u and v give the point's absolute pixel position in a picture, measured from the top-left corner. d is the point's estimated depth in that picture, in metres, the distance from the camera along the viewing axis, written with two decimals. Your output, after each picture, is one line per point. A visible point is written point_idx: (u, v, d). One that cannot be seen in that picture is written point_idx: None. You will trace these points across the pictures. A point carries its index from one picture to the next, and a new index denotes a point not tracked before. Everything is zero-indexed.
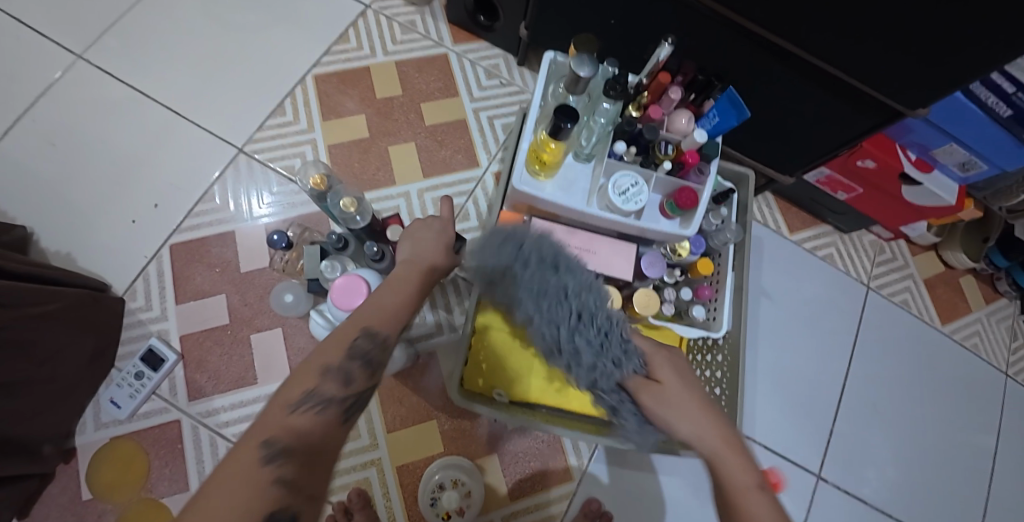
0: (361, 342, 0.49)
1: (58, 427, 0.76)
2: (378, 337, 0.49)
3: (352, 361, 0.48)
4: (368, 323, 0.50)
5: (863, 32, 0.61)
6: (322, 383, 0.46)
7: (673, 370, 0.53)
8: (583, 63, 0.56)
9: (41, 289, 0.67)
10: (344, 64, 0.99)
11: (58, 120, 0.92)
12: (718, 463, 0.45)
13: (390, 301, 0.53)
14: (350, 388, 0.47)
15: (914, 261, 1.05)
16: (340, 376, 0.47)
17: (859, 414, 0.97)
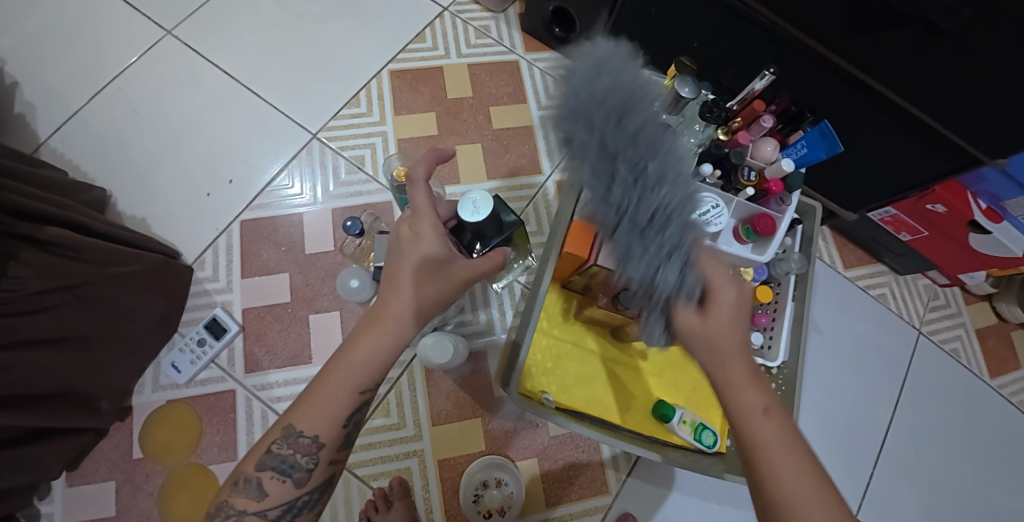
0: (277, 444, 0.50)
1: (120, 385, 0.79)
2: (293, 443, 0.49)
3: (269, 469, 0.50)
4: (292, 421, 0.50)
5: (954, 78, 0.61)
6: (235, 494, 0.49)
7: (722, 292, 0.47)
8: (685, 85, 0.59)
9: (124, 250, 0.71)
10: (419, 62, 1.01)
11: (142, 92, 0.96)
12: (733, 396, 0.47)
13: (333, 383, 0.50)
14: (266, 498, 0.49)
15: (967, 310, 1.03)
16: (257, 491, 0.49)
17: (899, 459, 0.96)
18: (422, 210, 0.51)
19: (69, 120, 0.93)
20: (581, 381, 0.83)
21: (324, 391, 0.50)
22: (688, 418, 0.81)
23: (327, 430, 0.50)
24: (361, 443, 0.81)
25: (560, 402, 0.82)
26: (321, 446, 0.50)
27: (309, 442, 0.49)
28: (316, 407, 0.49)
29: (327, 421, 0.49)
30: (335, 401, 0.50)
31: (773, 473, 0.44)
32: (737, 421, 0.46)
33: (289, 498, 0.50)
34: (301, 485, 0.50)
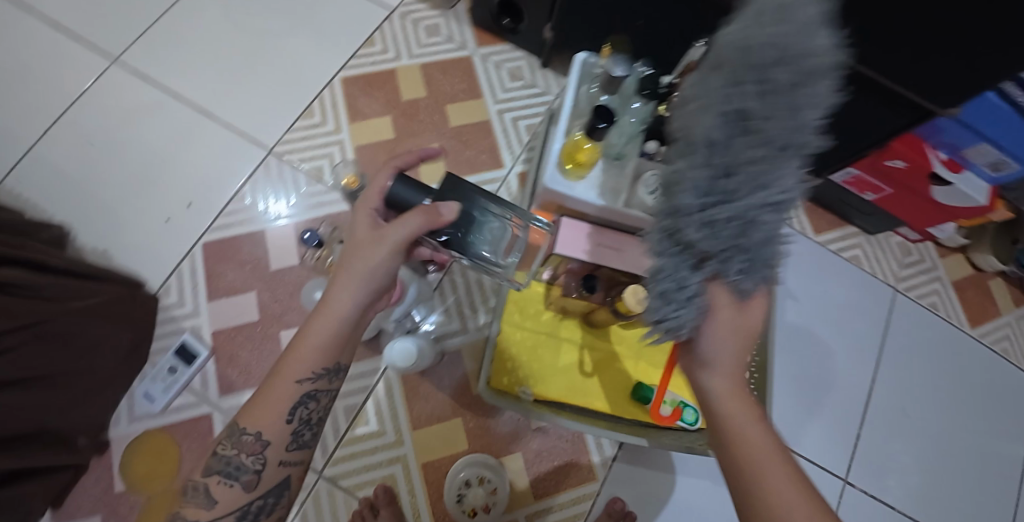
0: (222, 446, 0.52)
1: (94, 419, 0.78)
2: (237, 444, 0.52)
3: (214, 475, 0.52)
4: (236, 422, 0.52)
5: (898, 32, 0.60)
6: (184, 507, 0.50)
7: (747, 319, 0.45)
8: (616, 64, 0.61)
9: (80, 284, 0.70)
10: (371, 67, 1.00)
11: (94, 122, 0.95)
12: (721, 403, 0.49)
13: (285, 370, 0.53)
14: (215, 505, 0.51)
15: (942, 263, 1.03)
16: (203, 500, 0.51)
17: (884, 418, 0.96)
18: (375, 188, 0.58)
19: (23, 157, 0.92)
20: (559, 371, 0.84)
21: (271, 391, 0.53)
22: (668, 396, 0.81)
23: (270, 427, 0.52)
24: (344, 454, 0.81)
25: (538, 395, 0.82)
26: (265, 444, 0.52)
27: (253, 440, 0.52)
28: (261, 406, 0.53)
29: (272, 416, 0.52)
30: (280, 396, 0.53)
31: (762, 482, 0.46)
32: (725, 424, 0.49)
33: (237, 503, 0.52)
34: (250, 489, 0.52)
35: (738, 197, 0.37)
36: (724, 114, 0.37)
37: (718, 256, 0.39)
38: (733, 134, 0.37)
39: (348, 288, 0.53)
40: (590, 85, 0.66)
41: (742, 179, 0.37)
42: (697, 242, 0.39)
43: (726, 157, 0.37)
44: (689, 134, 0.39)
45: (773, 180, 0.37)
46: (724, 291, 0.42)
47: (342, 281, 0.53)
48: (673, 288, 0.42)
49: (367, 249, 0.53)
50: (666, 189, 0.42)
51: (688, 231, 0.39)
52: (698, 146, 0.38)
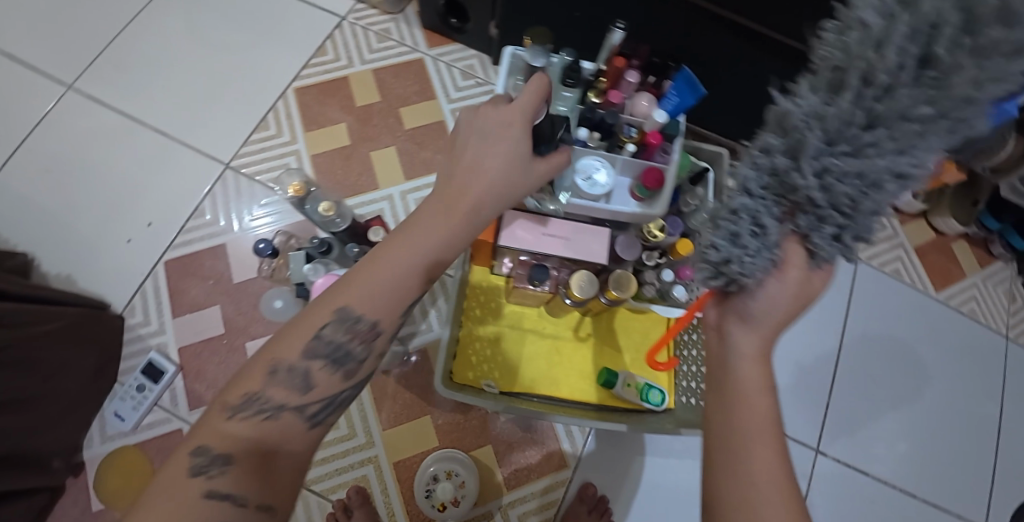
0: (331, 329, 0.47)
1: (67, 441, 0.79)
2: (347, 328, 0.48)
3: (319, 359, 0.48)
4: (346, 304, 0.47)
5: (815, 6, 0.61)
6: (272, 387, 0.46)
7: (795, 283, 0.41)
8: (537, 54, 0.63)
9: (43, 309, 0.71)
10: (323, 75, 1.01)
11: (53, 150, 0.96)
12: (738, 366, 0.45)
13: (380, 271, 0.48)
14: (310, 391, 0.47)
15: (903, 230, 1.04)
16: (297, 383, 0.47)
17: (853, 385, 0.97)
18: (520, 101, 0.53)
19: None
20: (523, 362, 0.85)
21: (364, 283, 0.47)
22: (631, 380, 0.82)
23: (385, 319, 0.48)
24: (315, 459, 0.82)
25: (504, 387, 0.83)
26: (378, 336, 0.48)
27: (367, 327, 0.48)
28: (361, 287, 0.47)
29: (387, 310, 0.48)
30: (382, 288, 0.47)
31: (748, 462, 0.43)
32: (737, 397, 0.45)
33: (334, 390, 0.48)
34: (349, 378, 0.49)
35: (879, 150, 0.32)
36: (873, 64, 0.30)
37: (812, 210, 0.36)
38: (920, 99, 0.29)
39: (485, 189, 0.50)
40: (516, 77, 0.67)
41: (893, 136, 0.31)
42: (802, 192, 0.35)
43: (884, 110, 0.30)
44: (842, 63, 0.32)
45: (919, 148, 0.31)
46: (798, 253, 0.39)
47: (477, 180, 0.50)
48: (751, 228, 0.39)
49: (494, 155, 0.51)
50: (779, 124, 0.36)
51: (794, 177, 0.35)
52: (848, 82, 0.31)
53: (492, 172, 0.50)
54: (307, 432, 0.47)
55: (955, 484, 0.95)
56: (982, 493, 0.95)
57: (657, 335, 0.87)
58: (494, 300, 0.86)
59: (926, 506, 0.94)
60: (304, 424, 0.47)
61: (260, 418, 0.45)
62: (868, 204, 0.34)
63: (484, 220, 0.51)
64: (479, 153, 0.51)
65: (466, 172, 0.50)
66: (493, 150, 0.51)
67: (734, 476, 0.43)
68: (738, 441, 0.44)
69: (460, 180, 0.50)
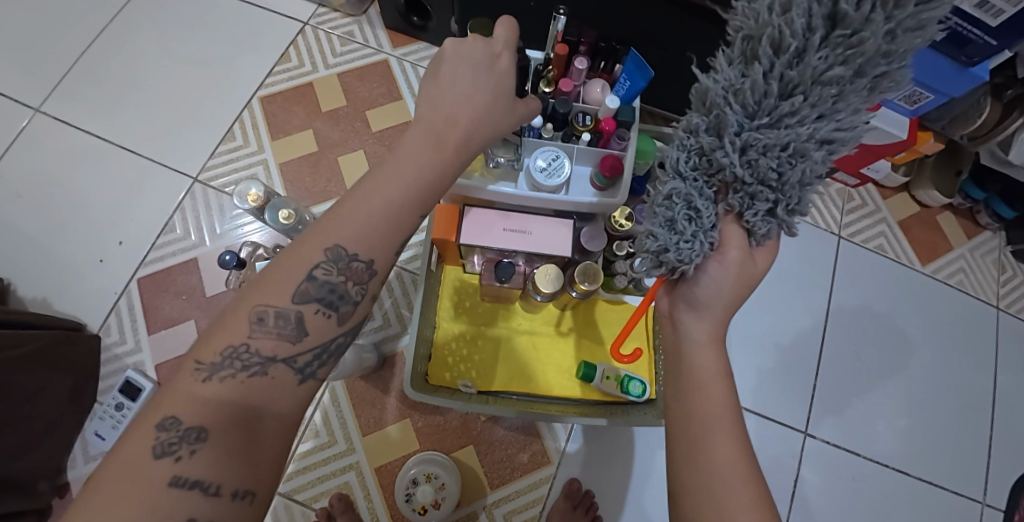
0: (323, 269, 0.42)
1: (49, 463, 0.79)
2: (342, 264, 0.42)
3: (312, 303, 0.42)
4: (339, 240, 0.42)
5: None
6: (255, 339, 0.40)
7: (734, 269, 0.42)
8: None
9: (18, 331, 0.71)
10: (288, 82, 1.00)
11: (23, 174, 0.96)
12: (691, 355, 0.46)
13: (358, 206, 0.43)
14: (303, 337, 0.42)
15: (886, 204, 1.02)
16: (284, 331, 0.41)
17: (841, 364, 0.96)
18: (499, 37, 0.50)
19: None
20: (501, 360, 0.84)
21: (353, 211, 0.42)
22: (610, 372, 0.81)
23: (383, 256, 0.43)
24: (297, 469, 0.81)
25: (482, 387, 0.83)
26: (374, 276, 0.43)
27: (363, 267, 0.43)
28: (348, 224, 0.42)
29: (384, 247, 0.43)
30: (377, 213, 0.42)
31: (710, 451, 0.44)
32: (694, 386, 0.45)
33: (328, 338, 0.43)
34: (342, 324, 0.44)
35: (795, 117, 0.35)
36: (787, 33, 0.34)
37: (742, 188, 0.39)
38: (834, 60, 0.33)
39: (475, 119, 0.47)
40: None
41: (811, 101, 0.35)
42: (728, 167, 0.38)
43: (799, 75, 0.34)
44: (755, 34, 0.35)
45: (838, 109, 0.35)
46: (735, 236, 0.42)
47: (467, 108, 0.46)
48: (687, 212, 0.41)
49: (473, 93, 0.47)
50: (703, 103, 0.39)
51: (720, 153, 0.38)
52: (761, 53, 0.35)
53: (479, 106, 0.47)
54: (298, 389, 0.42)
55: (950, 459, 0.94)
56: (979, 468, 0.94)
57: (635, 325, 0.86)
58: (467, 299, 0.86)
59: (922, 483, 0.92)
60: (295, 379, 0.42)
61: (245, 376, 0.40)
62: (795, 175, 0.36)
63: (473, 154, 0.47)
64: (463, 84, 0.47)
65: (451, 104, 0.46)
66: (479, 82, 0.47)
67: (695, 466, 0.44)
68: (698, 431, 0.44)
69: (448, 110, 0.46)
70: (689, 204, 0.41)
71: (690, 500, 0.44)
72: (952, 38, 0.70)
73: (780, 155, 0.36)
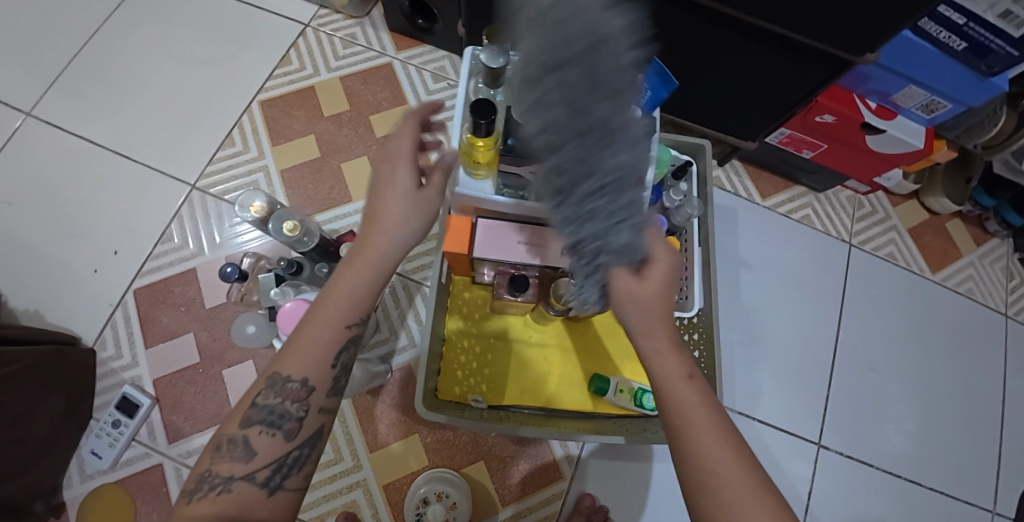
0: (263, 395, 0.48)
1: (41, 485, 0.76)
2: (281, 389, 0.48)
3: (255, 425, 0.47)
4: (278, 368, 0.48)
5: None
6: (218, 462, 0.46)
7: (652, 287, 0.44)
8: (497, 55, 0.53)
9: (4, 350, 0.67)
10: (289, 86, 0.97)
11: (13, 180, 0.92)
12: (658, 365, 0.46)
13: (308, 334, 0.48)
14: (254, 457, 0.46)
15: (896, 212, 1.01)
16: (241, 453, 0.46)
17: (853, 374, 0.94)
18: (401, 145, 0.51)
19: None
20: (513, 373, 0.82)
21: (302, 334, 0.49)
22: (624, 385, 0.80)
23: (317, 372, 0.48)
24: None
25: (492, 401, 0.81)
26: (311, 390, 0.48)
27: (298, 385, 0.48)
28: (302, 351, 0.48)
29: (316, 364, 0.48)
30: (314, 343, 0.48)
31: (698, 458, 0.43)
32: (666, 399, 0.46)
33: (278, 454, 0.47)
34: (291, 438, 0.48)
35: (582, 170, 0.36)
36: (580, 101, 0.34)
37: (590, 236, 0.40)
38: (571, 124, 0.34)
39: (391, 238, 0.50)
40: (478, 79, 0.60)
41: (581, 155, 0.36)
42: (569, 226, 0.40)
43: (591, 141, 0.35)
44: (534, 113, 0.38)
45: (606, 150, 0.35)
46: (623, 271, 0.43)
47: (382, 233, 0.49)
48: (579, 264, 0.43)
49: (383, 215, 0.50)
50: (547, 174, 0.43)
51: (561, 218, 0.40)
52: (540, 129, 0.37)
53: (402, 211, 0.50)
54: (267, 501, 0.46)
55: (961, 468, 0.93)
56: (989, 476, 0.93)
57: None
58: (477, 311, 0.84)
59: (933, 493, 0.91)
60: (262, 493, 0.46)
61: (213, 495, 0.45)
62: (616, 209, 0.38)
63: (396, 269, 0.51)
64: (386, 202, 0.50)
65: (374, 211, 0.51)
66: (397, 185, 0.50)
67: (688, 472, 0.43)
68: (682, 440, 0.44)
69: (367, 233, 0.50)
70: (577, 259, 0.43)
71: (699, 505, 0.42)
72: (975, 48, 0.68)
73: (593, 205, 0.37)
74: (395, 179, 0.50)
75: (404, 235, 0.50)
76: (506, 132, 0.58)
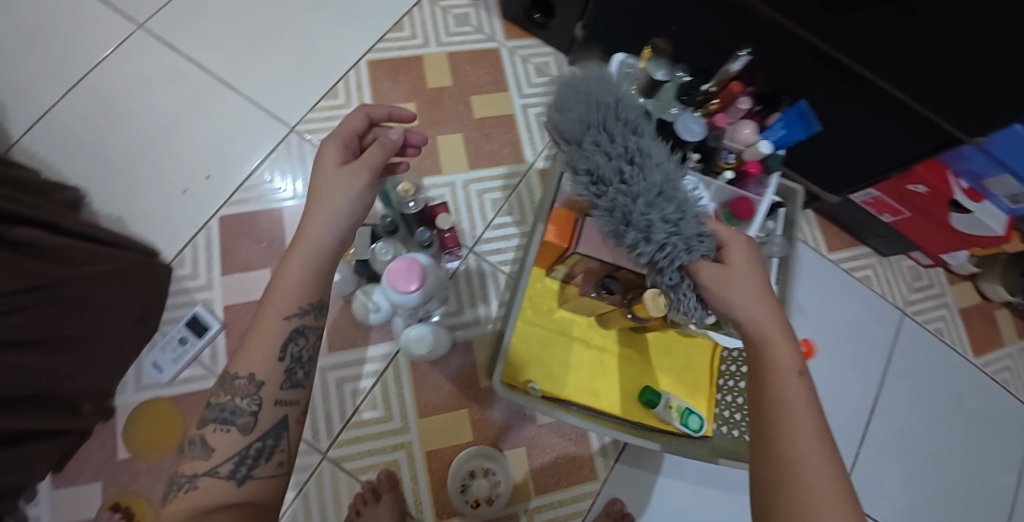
0: (216, 395, 0.49)
1: (101, 387, 0.77)
2: (233, 386, 0.49)
3: (211, 423, 0.49)
4: (231, 368, 0.50)
5: (916, 55, 0.62)
6: (183, 462, 0.47)
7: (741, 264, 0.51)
8: (660, 71, 0.64)
9: (94, 252, 0.71)
10: (397, 52, 1.00)
11: (114, 88, 0.94)
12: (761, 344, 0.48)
13: (259, 320, 0.51)
14: (212, 452, 0.47)
15: (950, 290, 1.04)
16: (201, 451, 0.48)
17: (882, 436, 0.97)
18: (331, 148, 0.55)
19: (41, 118, 0.91)
20: (570, 368, 0.84)
21: (258, 330, 0.51)
22: (673, 402, 0.81)
23: (264, 368, 0.50)
24: (348, 438, 0.81)
25: (546, 391, 0.82)
26: (259, 385, 0.49)
27: (246, 381, 0.49)
28: (254, 346, 0.50)
29: (263, 355, 0.50)
30: (267, 332, 0.50)
31: (781, 403, 0.45)
32: (767, 372, 0.47)
33: (237, 448, 0.48)
34: (247, 432, 0.48)
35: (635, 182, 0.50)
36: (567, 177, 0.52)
37: (643, 230, 0.50)
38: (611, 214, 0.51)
39: (320, 221, 0.52)
40: None
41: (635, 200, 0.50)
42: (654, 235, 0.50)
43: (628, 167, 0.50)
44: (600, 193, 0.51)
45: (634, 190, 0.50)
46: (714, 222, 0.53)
47: (315, 213, 0.52)
48: (671, 232, 0.50)
49: (316, 196, 0.53)
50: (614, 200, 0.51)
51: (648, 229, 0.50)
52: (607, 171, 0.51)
53: (332, 186, 0.53)
54: (237, 491, 0.46)
55: None
56: None
57: (700, 362, 0.87)
58: (545, 303, 0.86)
59: None
60: (230, 485, 0.46)
61: (183, 494, 0.46)
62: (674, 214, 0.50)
63: (331, 252, 0.53)
64: (320, 184, 0.53)
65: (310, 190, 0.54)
66: (324, 171, 0.54)
67: (770, 447, 0.44)
68: (772, 414, 0.45)
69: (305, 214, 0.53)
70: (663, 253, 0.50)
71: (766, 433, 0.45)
72: None
73: (669, 211, 0.50)
74: (328, 167, 0.54)
75: (332, 214, 0.52)
76: (657, 143, 0.63)
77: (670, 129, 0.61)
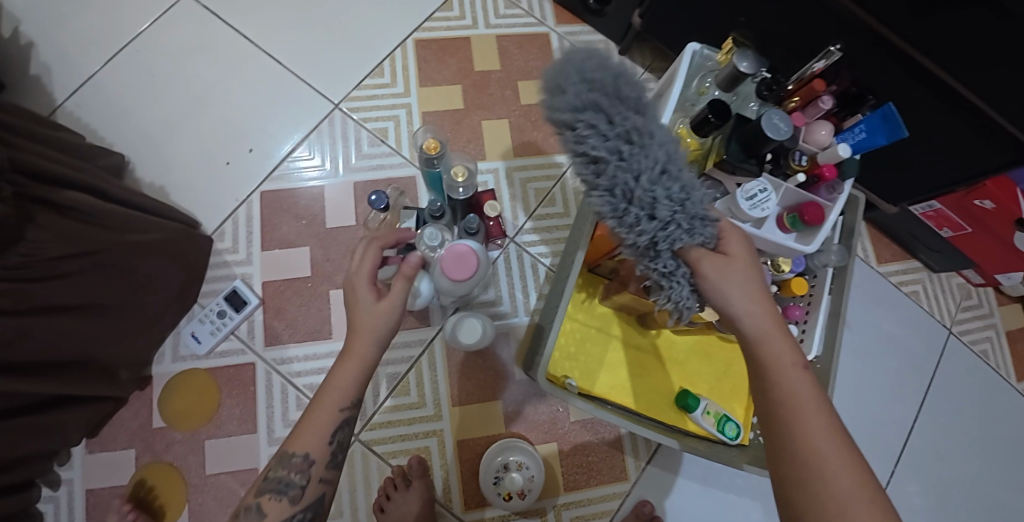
0: (274, 470, 0.53)
1: (139, 355, 0.78)
2: (287, 463, 0.53)
3: (266, 493, 0.52)
4: (289, 449, 0.54)
5: (1006, 60, 0.59)
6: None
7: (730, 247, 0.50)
8: (745, 59, 0.57)
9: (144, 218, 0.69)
10: (446, 32, 0.97)
11: (159, 56, 0.93)
12: (764, 344, 0.46)
13: (311, 424, 0.54)
14: (265, 517, 0.51)
15: (999, 311, 1.01)
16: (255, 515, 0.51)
17: (920, 455, 0.94)
18: (360, 279, 0.56)
19: (86, 82, 0.91)
20: (604, 365, 0.83)
21: (311, 421, 0.54)
22: (712, 408, 0.79)
23: (315, 446, 0.54)
24: (381, 421, 0.81)
25: (582, 387, 0.81)
26: (312, 463, 0.53)
27: (301, 460, 0.53)
28: (307, 434, 0.54)
29: (316, 440, 0.54)
30: (321, 424, 0.54)
31: (781, 393, 0.45)
32: (770, 371, 0.46)
33: (287, 514, 0.52)
34: (295, 503, 0.53)
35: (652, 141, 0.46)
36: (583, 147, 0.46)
37: (647, 207, 0.46)
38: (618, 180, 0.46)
39: (367, 340, 0.55)
40: (702, 78, 0.65)
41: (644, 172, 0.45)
42: (655, 203, 0.46)
43: (629, 148, 0.45)
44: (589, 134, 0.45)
45: (663, 176, 0.46)
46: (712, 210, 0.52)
47: (360, 334, 0.55)
48: (670, 208, 0.46)
49: (357, 321, 0.55)
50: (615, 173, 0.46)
51: (654, 210, 0.46)
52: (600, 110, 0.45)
53: (370, 315, 0.55)
54: None
55: None
56: None
57: (739, 369, 0.85)
58: (586, 298, 0.83)
59: None
60: None
61: None
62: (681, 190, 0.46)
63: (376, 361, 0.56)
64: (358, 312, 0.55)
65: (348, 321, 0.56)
66: (358, 301, 0.55)
67: (787, 454, 0.43)
68: (783, 416, 0.44)
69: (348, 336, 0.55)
70: (656, 236, 0.47)
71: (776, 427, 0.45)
72: None
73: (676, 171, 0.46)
74: (365, 294, 0.56)
75: (375, 333, 0.55)
76: (733, 140, 0.60)
77: (754, 126, 0.58)
